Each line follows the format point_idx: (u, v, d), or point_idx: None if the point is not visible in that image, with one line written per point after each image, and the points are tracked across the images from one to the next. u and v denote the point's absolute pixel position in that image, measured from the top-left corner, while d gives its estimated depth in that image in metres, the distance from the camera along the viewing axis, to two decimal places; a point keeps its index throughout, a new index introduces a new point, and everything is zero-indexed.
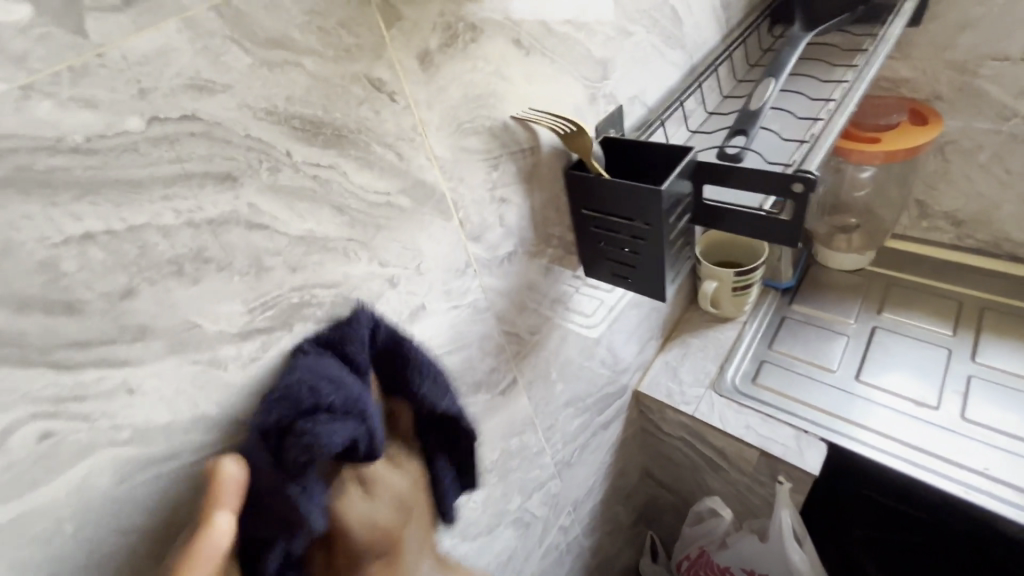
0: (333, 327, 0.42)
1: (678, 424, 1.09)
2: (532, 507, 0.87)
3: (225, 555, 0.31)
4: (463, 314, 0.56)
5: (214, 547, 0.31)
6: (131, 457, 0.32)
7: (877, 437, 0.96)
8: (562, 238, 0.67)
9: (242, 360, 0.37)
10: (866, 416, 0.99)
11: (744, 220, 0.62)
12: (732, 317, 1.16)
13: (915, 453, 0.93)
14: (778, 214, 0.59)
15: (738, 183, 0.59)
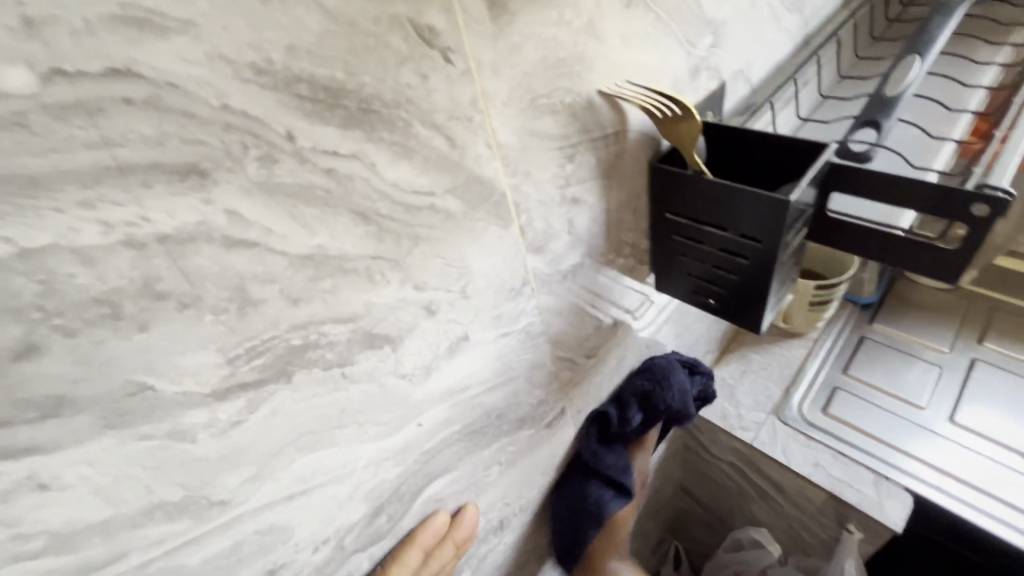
0: (348, 373, 0.31)
1: (730, 449, 0.97)
2: None
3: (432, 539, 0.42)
4: (514, 342, 0.44)
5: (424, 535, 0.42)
6: (46, 572, 0.23)
7: (975, 492, 0.81)
8: (635, 245, 0.55)
9: (215, 427, 0.26)
10: (962, 464, 0.84)
11: (880, 243, 0.48)
12: (802, 333, 1.03)
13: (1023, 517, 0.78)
14: (934, 241, 0.45)
15: (875, 198, 0.46)
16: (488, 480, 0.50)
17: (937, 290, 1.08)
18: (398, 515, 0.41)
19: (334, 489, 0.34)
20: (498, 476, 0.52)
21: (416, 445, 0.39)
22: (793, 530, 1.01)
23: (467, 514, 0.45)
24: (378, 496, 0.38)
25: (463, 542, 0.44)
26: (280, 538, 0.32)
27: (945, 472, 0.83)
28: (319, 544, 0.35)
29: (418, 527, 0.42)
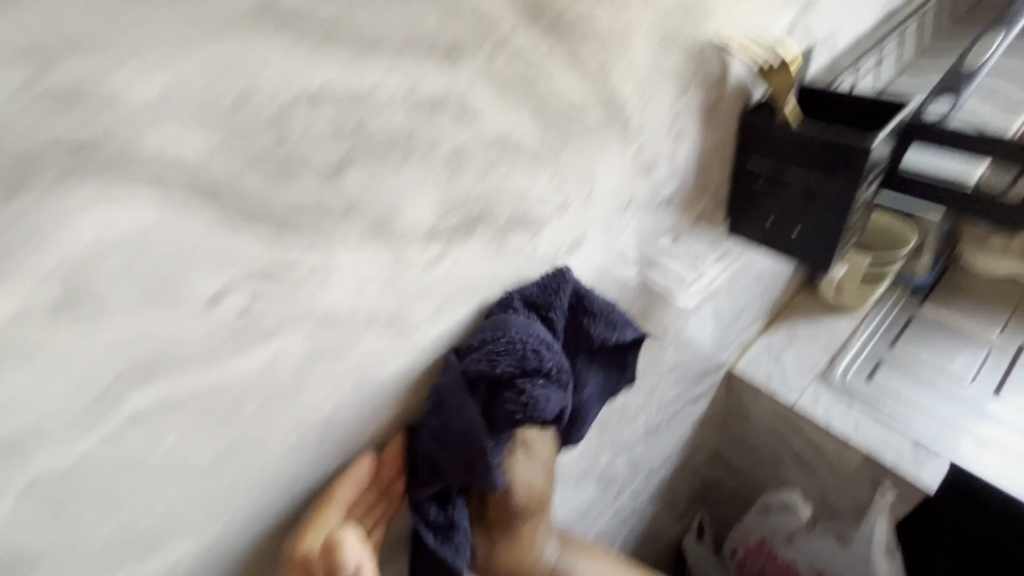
0: (504, 246, 0.39)
1: (771, 412, 1.02)
2: (616, 466, 0.85)
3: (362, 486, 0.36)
4: (614, 256, 0.51)
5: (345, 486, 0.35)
6: (314, 346, 0.31)
7: (1013, 462, 0.85)
8: (716, 189, 0.61)
9: (423, 263, 0.34)
10: (1002, 438, 0.88)
11: (943, 194, 0.55)
12: (850, 309, 1.07)
13: None
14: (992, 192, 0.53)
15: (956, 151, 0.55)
16: None
17: (993, 279, 1.10)
18: None
19: None
20: None
21: None
22: (825, 494, 1.06)
23: (388, 453, 0.37)
24: None
25: (391, 482, 0.38)
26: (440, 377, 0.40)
27: (984, 442, 0.87)
28: None
29: (336, 483, 0.35)
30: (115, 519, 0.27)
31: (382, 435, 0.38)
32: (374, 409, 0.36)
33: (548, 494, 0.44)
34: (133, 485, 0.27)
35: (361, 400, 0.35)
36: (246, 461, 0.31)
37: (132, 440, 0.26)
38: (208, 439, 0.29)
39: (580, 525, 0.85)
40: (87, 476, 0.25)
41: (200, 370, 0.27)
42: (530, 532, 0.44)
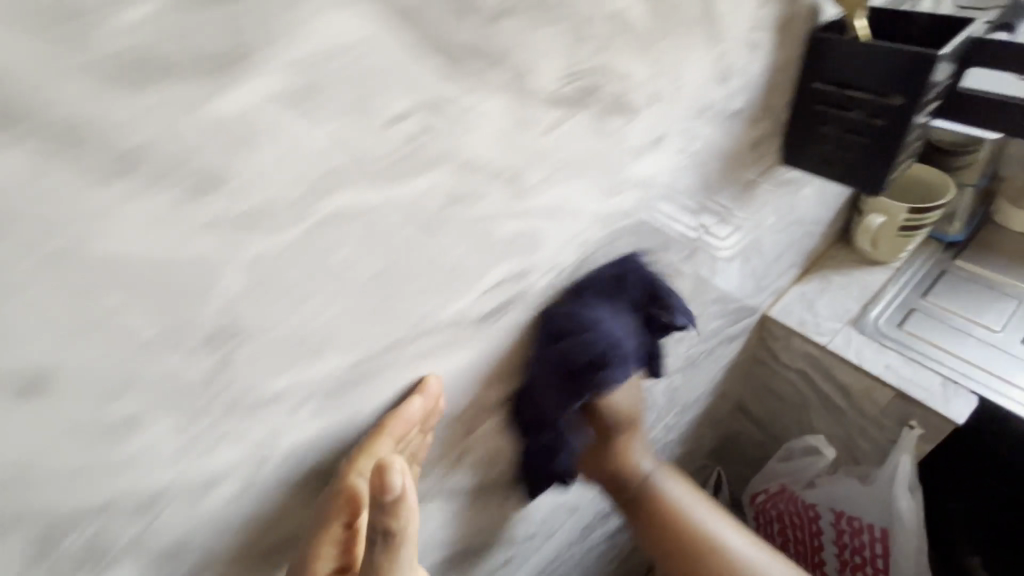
0: (604, 126, 0.43)
1: (802, 355, 1.06)
2: (655, 393, 0.89)
3: (405, 426, 0.41)
4: (685, 161, 0.55)
5: (397, 420, 0.41)
6: (455, 185, 0.35)
7: None
8: (777, 111, 0.64)
9: (543, 126, 0.38)
10: None
11: (999, 113, 0.59)
12: (883, 262, 1.10)
13: None
14: None
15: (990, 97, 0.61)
16: None
17: None
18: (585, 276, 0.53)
19: (566, 224, 0.46)
20: None
21: (613, 217, 0.51)
22: (850, 437, 1.11)
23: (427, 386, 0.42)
24: (583, 249, 0.51)
25: (429, 417, 0.43)
26: (534, 247, 0.45)
27: (1011, 382, 0.91)
28: (547, 270, 0.48)
29: (387, 418, 0.41)
30: (295, 315, 0.32)
31: (485, 290, 0.44)
32: (483, 264, 0.42)
33: (643, 415, 0.63)
34: (311, 286, 0.32)
35: (478, 251, 0.40)
36: (389, 284, 0.36)
37: (317, 242, 0.31)
38: (370, 254, 0.34)
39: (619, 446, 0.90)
40: (283, 267, 0.30)
41: (375, 184, 0.31)
42: (630, 440, 0.64)
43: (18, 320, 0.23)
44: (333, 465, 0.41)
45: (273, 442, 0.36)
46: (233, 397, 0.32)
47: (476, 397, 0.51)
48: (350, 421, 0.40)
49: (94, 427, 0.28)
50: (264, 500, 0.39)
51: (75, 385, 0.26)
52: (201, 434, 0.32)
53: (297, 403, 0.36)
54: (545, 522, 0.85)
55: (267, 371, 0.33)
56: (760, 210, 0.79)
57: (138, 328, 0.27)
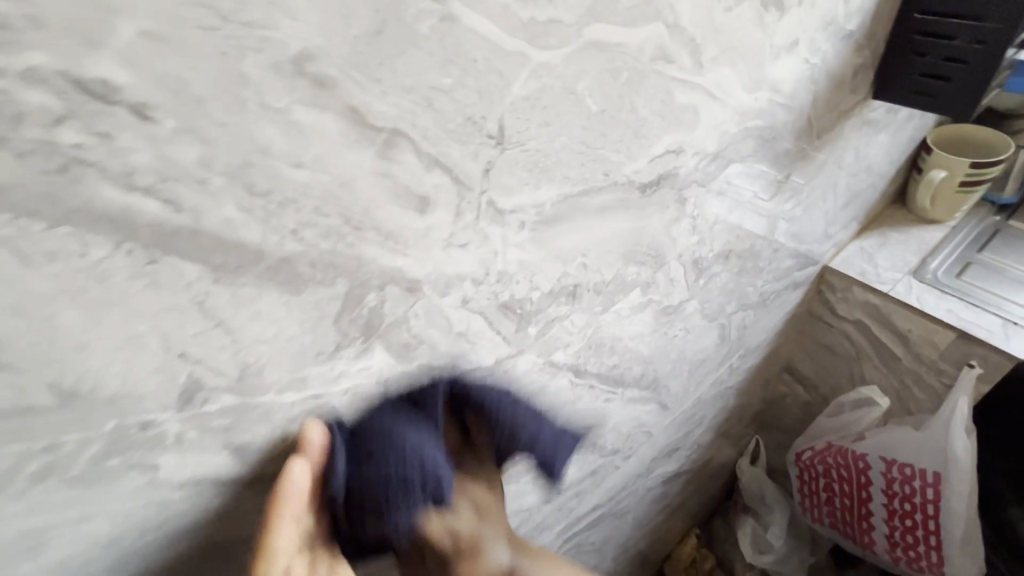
0: (763, 17, 0.50)
1: (862, 305, 1.12)
2: (732, 325, 0.94)
3: (306, 489, 0.34)
4: (806, 73, 0.62)
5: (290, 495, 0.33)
6: (665, 42, 0.42)
7: None
8: (875, 43, 0.70)
9: (727, 5, 0.45)
10: None
11: None
12: (939, 220, 1.16)
13: None
14: None
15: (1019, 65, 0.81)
16: (744, 197, 0.69)
17: None
18: (715, 172, 0.60)
19: (716, 110, 0.52)
20: (747, 198, 0.70)
21: (747, 115, 0.57)
22: (904, 387, 1.18)
23: (311, 439, 0.36)
24: (723, 140, 0.57)
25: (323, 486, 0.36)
26: (692, 125, 0.51)
27: None
28: (694, 153, 0.54)
29: (275, 491, 0.33)
30: (545, 134, 0.39)
31: (653, 158, 0.50)
32: (657, 130, 0.48)
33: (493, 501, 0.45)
34: (560, 108, 0.38)
35: (662, 114, 0.47)
36: (603, 126, 0.42)
37: (574, 67, 0.37)
38: (601, 93, 0.40)
39: (696, 375, 0.95)
40: (551, 82, 0.37)
41: (624, 26, 0.38)
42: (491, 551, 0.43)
43: (402, 74, 0.29)
44: (523, 297, 0.48)
45: (498, 256, 0.43)
46: (491, 198, 0.39)
47: (619, 271, 0.57)
48: (545, 256, 0.47)
49: (412, 191, 0.34)
50: (475, 316, 0.45)
51: (416, 146, 0.32)
52: (461, 226, 0.38)
53: (521, 223, 0.42)
54: (626, 442, 0.89)
55: (514, 182, 0.39)
56: (843, 147, 0.85)
57: (459, 106, 0.33)
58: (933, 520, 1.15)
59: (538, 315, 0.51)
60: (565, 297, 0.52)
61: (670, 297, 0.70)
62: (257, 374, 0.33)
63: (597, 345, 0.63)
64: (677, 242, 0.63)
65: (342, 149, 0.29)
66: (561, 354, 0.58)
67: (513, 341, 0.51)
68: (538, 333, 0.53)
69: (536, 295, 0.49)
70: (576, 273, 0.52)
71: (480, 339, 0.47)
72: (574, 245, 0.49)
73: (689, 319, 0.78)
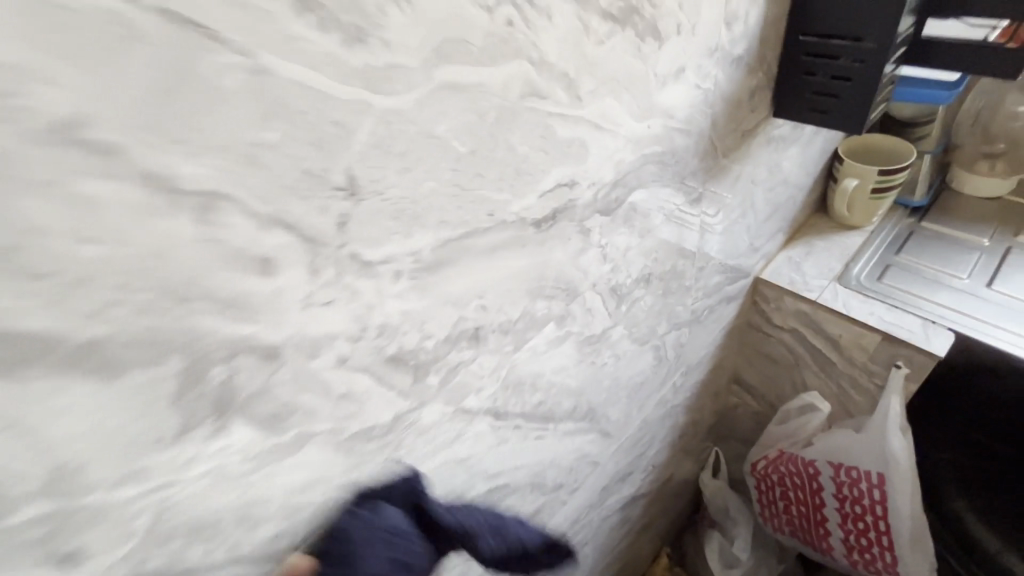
0: (640, 47, 0.50)
1: (794, 314, 1.14)
2: (667, 344, 0.94)
3: None
4: (700, 97, 0.62)
5: None
6: (531, 79, 0.41)
7: (1006, 331, 1.01)
8: (768, 65, 0.73)
9: (598, 38, 0.45)
10: (993, 314, 1.03)
11: (951, 50, 0.74)
12: (858, 225, 1.20)
13: None
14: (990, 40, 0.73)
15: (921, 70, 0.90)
16: (655, 220, 0.69)
17: (978, 198, 1.24)
18: (619, 199, 0.59)
19: (606, 139, 0.52)
20: (660, 220, 0.70)
21: (643, 142, 0.57)
22: (843, 391, 1.20)
23: None
24: (620, 170, 0.56)
25: None
26: (582, 156, 0.50)
27: (981, 319, 1.02)
28: (591, 184, 0.54)
29: None
30: (407, 180, 0.37)
31: (543, 193, 0.48)
32: (542, 165, 0.47)
33: None
34: (420, 154, 0.36)
35: (543, 150, 0.46)
36: (475, 166, 0.41)
37: (427, 110, 0.35)
38: (467, 136, 0.39)
39: (636, 398, 0.94)
40: (403, 129, 0.35)
41: (479, 66, 0.37)
42: None
43: (210, 132, 0.27)
44: (414, 347, 0.45)
45: (374, 311, 0.40)
46: (354, 251, 0.36)
47: (526, 308, 0.55)
48: (433, 304, 0.44)
49: (247, 255, 0.31)
50: (358, 374, 0.42)
51: (243, 208, 0.29)
52: (322, 285, 0.36)
53: (397, 273, 0.40)
54: (570, 475, 0.87)
55: (379, 234, 0.37)
56: (754, 163, 0.87)
57: (293, 162, 0.30)
58: (883, 520, 1.16)
59: (437, 364, 0.48)
60: (466, 342, 0.50)
61: (591, 326, 0.68)
62: (77, 472, 0.29)
63: (515, 385, 0.60)
64: (589, 273, 0.61)
65: (145, 218, 0.26)
66: (473, 399, 0.55)
67: (412, 394, 0.48)
68: (441, 382, 0.50)
69: (430, 343, 0.46)
70: (475, 316, 0.49)
71: (370, 396, 0.44)
72: (466, 288, 0.47)
73: (617, 345, 0.77)
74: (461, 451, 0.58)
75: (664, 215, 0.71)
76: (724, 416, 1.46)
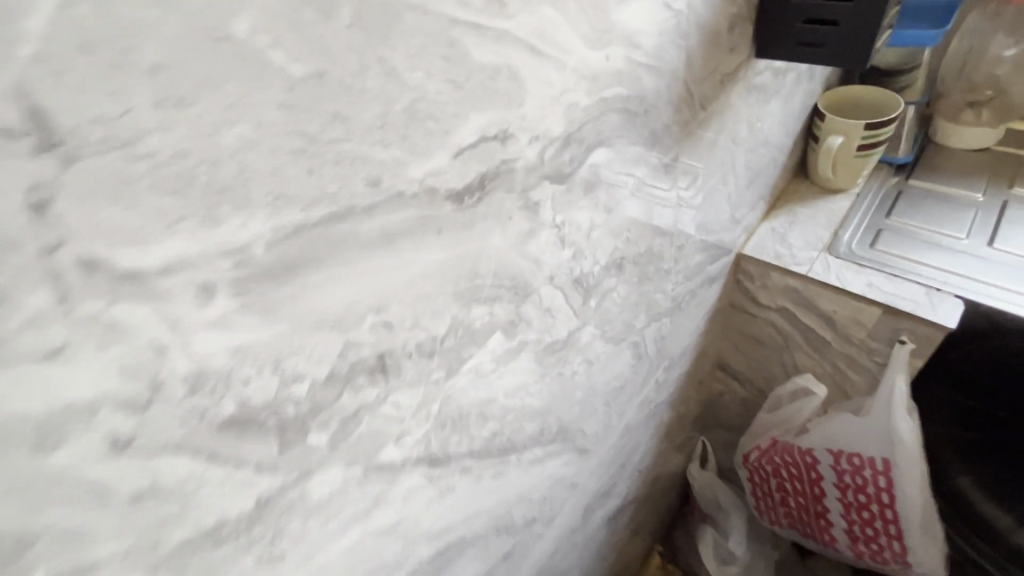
0: None
1: (782, 291, 1.02)
2: (647, 339, 0.80)
3: None
4: (670, 23, 0.48)
5: None
6: None
7: (1012, 291, 0.91)
8: None
9: None
10: (996, 274, 0.93)
11: None
12: (843, 188, 1.09)
13: None
14: None
15: None
16: (624, 191, 0.55)
17: (965, 150, 1.14)
18: (577, 159, 0.44)
19: (549, 72, 0.36)
20: (629, 190, 0.56)
21: (602, 82, 0.42)
22: (838, 372, 1.08)
23: None
24: (573, 120, 0.41)
25: None
26: (517, 97, 0.35)
27: (986, 282, 0.92)
28: (534, 138, 0.38)
29: None
30: (184, 119, 0.20)
31: (462, 151, 0.33)
32: (454, 106, 0.31)
33: None
34: (201, 71, 0.20)
35: (451, 80, 0.30)
36: (329, 100, 0.25)
37: None
38: (300, 43, 0.23)
39: (617, 403, 0.80)
40: (146, 16, 0.18)
41: None
42: None
43: None
44: (271, 398, 0.29)
45: (173, 355, 0.23)
46: (88, 254, 0.20)
47: (458, 318, 0.39)
48: (292, 329, 0.28)
49: None
50: (164, 457, 0.25)
51: None
52: (25, 323, 0.19)
53: (205, 287, 0.23)
54: (544, 506, 0.71)
55: (144, 220, 0.21)
56: (734, 118, 0.73)
57: None
58: (890, 508, 1.05)
59: (320, 416, 0.32)
60: (367, 377, 0.34)
61: (554, 330, 0.53)
62: None
63: (455, 420, 0.45)
64: (543, 263, 0.46)
65: None
66: (393, 450, 0.40)
67: (284, 465, 0.31)
68: (333, 440, 0.34)
69: (301, 389, 0.30)
70: (374, 339, 0.33)
71: (200, 485, 0.27)
72: (352, 299, 0.31)
73: (588, 349, 0.62)
74: (386, 517, 0.43)
75: (635, 184, 0.56)
76: (710, 405, 1.34)
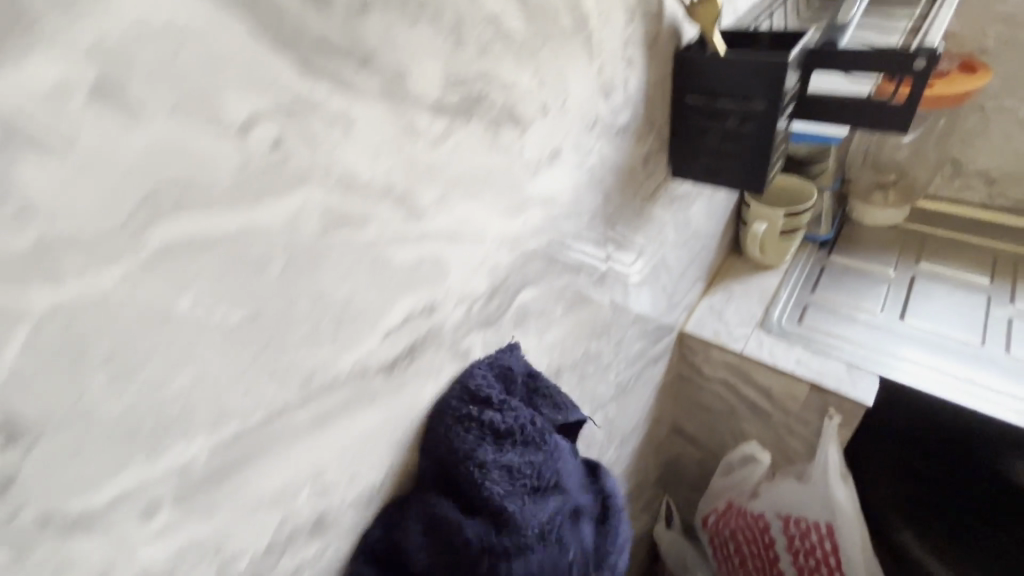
0: (497, 137, 0.41)
1: (722, 365, 1.09)
2: (593, 427, 0.85)
3: None
4: (583, 175, 0.55)
5: None
6: (333, 204, 0.31)
7: (917, 366, 1.00)
8: (658, 129, 0.67)
9: (430, 137, 0.36)
10: (904, 350, 1.02)
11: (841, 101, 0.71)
12: (773, 266, 1.18)
13: (944, 376, 0.98)
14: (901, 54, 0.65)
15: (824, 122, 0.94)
16: (556, 314, 0.60)
17: (879, 228, 1.26)
18: (504, 304, 0.49)
19: (468, 249, 0.42)
20: (561, 310, 0.61)
21: (523, 239, 0.48)
22: (781, 439, 1.15)
23: None
24: (497, 276, 0.47)
25: None
26: (439, 277, 0.40)
27: (896, 358, 1.01)
28: (459, 301, 0.43)
29: None
30: (133, 387, 0.25)
31: (390, 331, 0.38)
32: (380, 300, 0.36)
33: None
34: (150, 347, 0.25)
35: (377, 282, 0.35)
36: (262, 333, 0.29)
37: (148, 286, 0.24)
38: (235, 299, 0.27)
39: None
40: (104, 323, 0.23)
41: (231, 206, 0.26)
42: None
43: None
44: None
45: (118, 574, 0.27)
46: (47, 512, 0.23)
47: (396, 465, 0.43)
48: (230, 521, 0.31)
49: None
50: None
51: None
52: None
53: (149, 510, 0.27)
54: None
55: (97, 470, 0.24)
56: (659, 226, 0.81)
57: None
58: None
59: None
60: (306, 539, 0.37)
61: None
62: None
63: None
64: None
65: None
66: None
67: None
68: None
69: (240, 566, 0.33)
70: (312, 505, 0.36)
71: None
72: (289, 478, 0.34)
73: None
74: None
75: (565, 304, 0.61)
76: (668, 469, 1.38)
